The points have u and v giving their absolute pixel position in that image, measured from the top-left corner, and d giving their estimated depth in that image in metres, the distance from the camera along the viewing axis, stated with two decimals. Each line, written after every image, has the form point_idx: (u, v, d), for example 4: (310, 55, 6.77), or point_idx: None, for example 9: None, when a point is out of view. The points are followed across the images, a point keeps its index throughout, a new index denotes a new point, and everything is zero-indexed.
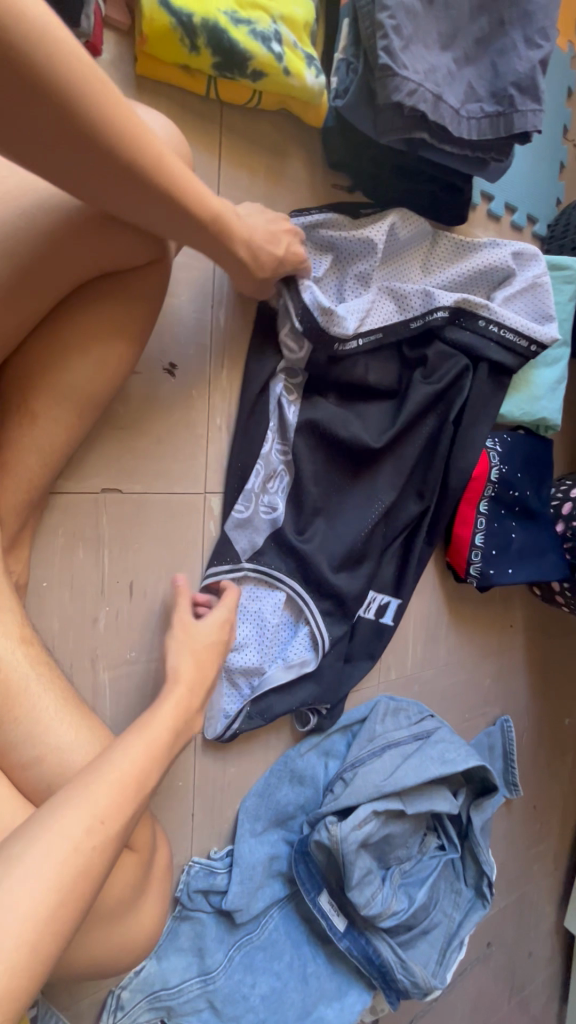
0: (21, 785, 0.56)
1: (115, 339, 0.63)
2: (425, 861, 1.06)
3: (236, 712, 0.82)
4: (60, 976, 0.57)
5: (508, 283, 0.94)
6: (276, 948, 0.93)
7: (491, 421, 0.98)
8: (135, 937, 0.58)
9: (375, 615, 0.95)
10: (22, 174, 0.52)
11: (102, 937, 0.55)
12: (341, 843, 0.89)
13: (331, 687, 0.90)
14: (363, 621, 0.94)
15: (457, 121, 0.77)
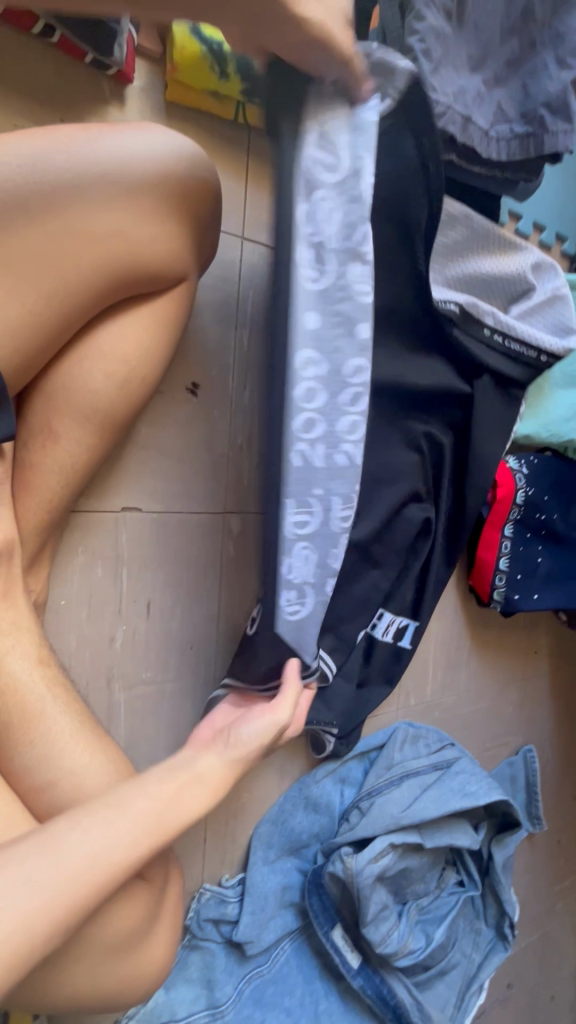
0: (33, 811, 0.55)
1: (138, 359, 0.63)
2: (444, 898, 1.02)
3: None
4: (65, 1013, 0.55)
5: (526, 297, 0.90)
6: (287, 982, 0.90)
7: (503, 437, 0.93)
8: (142, 975, 0.57)
9: (394, 637, 0.92)
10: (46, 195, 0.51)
11: (108, 971, 0.54)
12: (356, 877, 0.86)
13: (344, 710, 0.88)
14: (381, 643, 0.91)
15: (486, 142, 0.76)
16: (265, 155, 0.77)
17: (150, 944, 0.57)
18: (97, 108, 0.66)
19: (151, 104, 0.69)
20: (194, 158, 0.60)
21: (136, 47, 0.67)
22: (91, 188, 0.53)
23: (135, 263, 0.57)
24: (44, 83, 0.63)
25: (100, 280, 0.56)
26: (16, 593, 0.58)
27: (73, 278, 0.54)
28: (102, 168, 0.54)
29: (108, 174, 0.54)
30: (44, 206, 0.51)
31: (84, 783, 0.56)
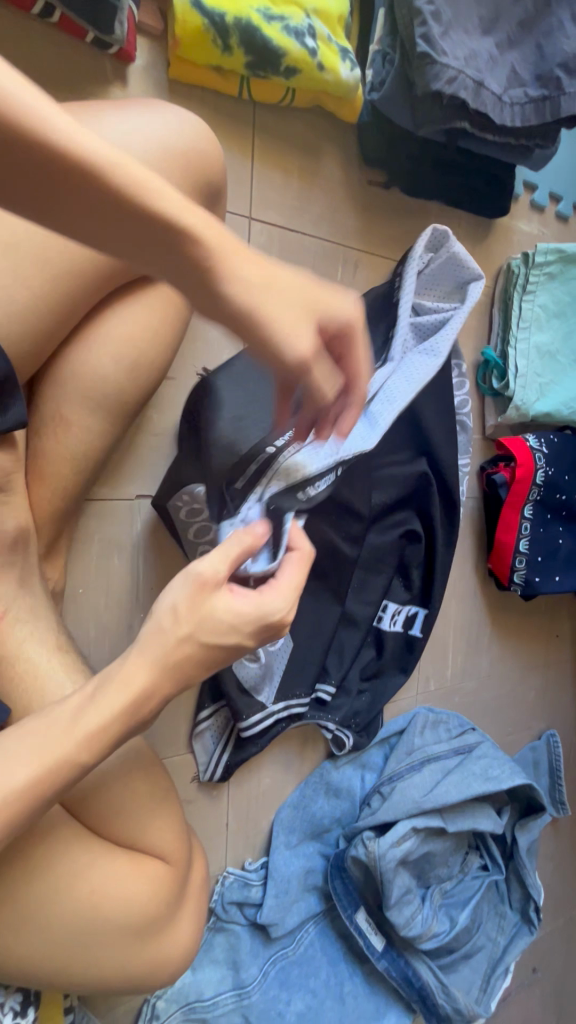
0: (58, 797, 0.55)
1: (146, 341, 0.62)
2: (467, 882, 1.01)
3: (214, 760, 0.81)
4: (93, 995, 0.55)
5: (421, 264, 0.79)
6: (312, 964, 0.91)
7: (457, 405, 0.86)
8: (169, 955, 0.57)
9: (403, 627, 0.88)
10: None
11: (136, 953, 0.55)
12: (379, 861, 0.87)
13: (364, 707, 0.87)
14: (391, 634, 0.88)
15: (499, 108, 0.73)
16: (269, 133, 0.75)
17: (175, 925, 0.57)
18: (98, 88, 0.65)
19: (153, 84, 0.68)
20: (195, 132, 0.58)
21: (136, 23, 0.65)
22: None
23: None
24: (45, 65, 0.62)
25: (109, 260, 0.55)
26: (33, 580, 0.58)
27: (83, 261, 0.53)
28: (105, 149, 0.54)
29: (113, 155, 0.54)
30: None
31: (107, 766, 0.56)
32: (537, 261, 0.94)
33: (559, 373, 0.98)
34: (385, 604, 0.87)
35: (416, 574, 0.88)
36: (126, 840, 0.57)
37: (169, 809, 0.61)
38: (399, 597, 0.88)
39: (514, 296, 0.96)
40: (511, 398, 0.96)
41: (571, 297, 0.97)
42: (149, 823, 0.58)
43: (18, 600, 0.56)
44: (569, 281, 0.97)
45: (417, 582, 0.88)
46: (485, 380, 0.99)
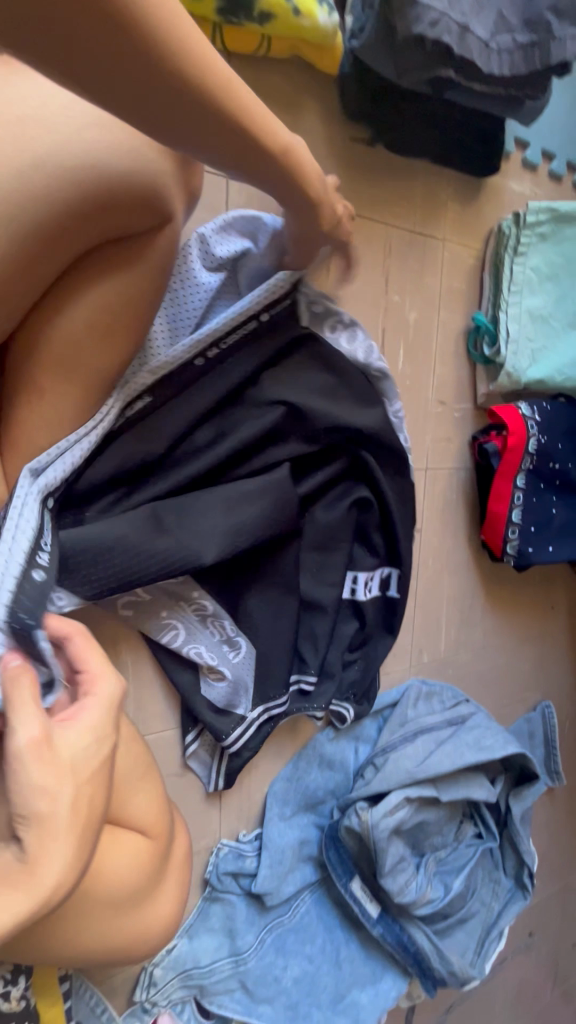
0: None
1: (121, 307, 0.60)
2: (462, 850, 1.02)
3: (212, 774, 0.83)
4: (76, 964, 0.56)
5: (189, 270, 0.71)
6: (308, 931, 0.92)
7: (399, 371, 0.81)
8: (151, 925, 0.57)
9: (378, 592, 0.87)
10: (12, 135, 0.49)
11: (122, 920, 0.55)
12: (372, 830, 0.87)
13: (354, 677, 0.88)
14: (367, 603, 0.86)
15: (486, 55, 0.70)
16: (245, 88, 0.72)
17: (157, 894, 0.58)
18: None
19: None
20: None
21: None
22: (60, 122, 0.51)
23: (111, 208, 0.54)
24: None
25: (81, 218, 0.53)
26: None
27: (51, 216, 0.51)
28: (70, 100, 0.52)
29: (79, 107, 0.52)
30: (13, 144, 0.49)
31: None
32: (528, 221, 0.91)
33: (552, 338, 0.95)
34: (354, 575, 0.85)
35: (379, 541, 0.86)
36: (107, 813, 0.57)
37: (150, 784, 0.61)
38: (367, 565, 0.86)
39: (506, 259, 0.93)
40: (502, 365, 0.93)
41: (564, 259, 0.94)
42: (131, 798, 0.58)
43: None
44: (561, 242, 0.94)
45: (381, 547, 0.86)
46: (476, 347, 0.97)
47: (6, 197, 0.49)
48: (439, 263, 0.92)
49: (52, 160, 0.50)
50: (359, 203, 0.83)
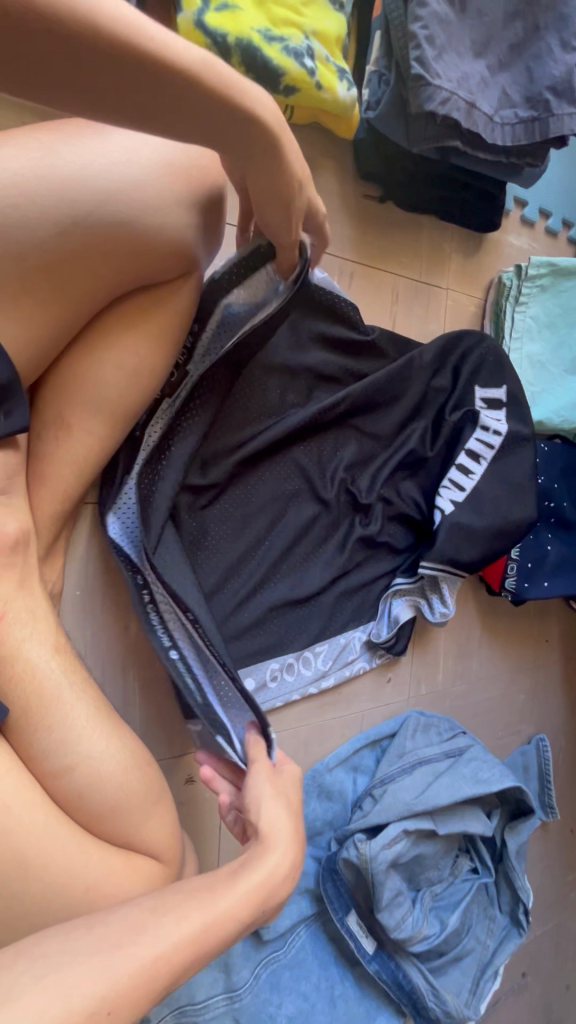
0: (54, 796, 0.56)
1: (147, 348, 0.63)
2: (457, 884, 1.02)
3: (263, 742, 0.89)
4: None
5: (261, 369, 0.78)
6: (303, 967, 0.92)
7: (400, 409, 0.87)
8: None
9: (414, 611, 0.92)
10: (52, 183, 0.51)
11: None
12: (370, 862, 0.87)
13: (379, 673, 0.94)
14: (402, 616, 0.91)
15: (490, 128, 0.76)
16: None
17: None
18: None
19: None
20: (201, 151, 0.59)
21: None
22: (99, 181, 0.53)
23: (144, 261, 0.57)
24: None
25: (113, 268, 0.56)
26: (32, 581, 0.59)
27: (84, 271, 0.54)
28: (107, 160, 0.54)
29: (117, 169, 0.54)
30: (56, 200, 0.51)
31: (103, 765, 0.58)
32: (529, 274, 0.97)
33: (551, 383, 0.98)
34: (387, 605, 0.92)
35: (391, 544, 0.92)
36: (122, 840, 0.59)
37: (164, 809, 0.62)
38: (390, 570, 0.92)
39: (507, 308, 0.98)
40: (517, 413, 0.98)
41: (561, 309, 0.99)
42: (145, 823, 0.60)
43: (18, 600, 0.57)
44: (560, 293, 0.99)
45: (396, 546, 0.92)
46: None
47: (51, 246, 0.51)
48: (442, 310, 0.96)
49: (94, 211, 0.52)
50: (368, 253, 0.88)
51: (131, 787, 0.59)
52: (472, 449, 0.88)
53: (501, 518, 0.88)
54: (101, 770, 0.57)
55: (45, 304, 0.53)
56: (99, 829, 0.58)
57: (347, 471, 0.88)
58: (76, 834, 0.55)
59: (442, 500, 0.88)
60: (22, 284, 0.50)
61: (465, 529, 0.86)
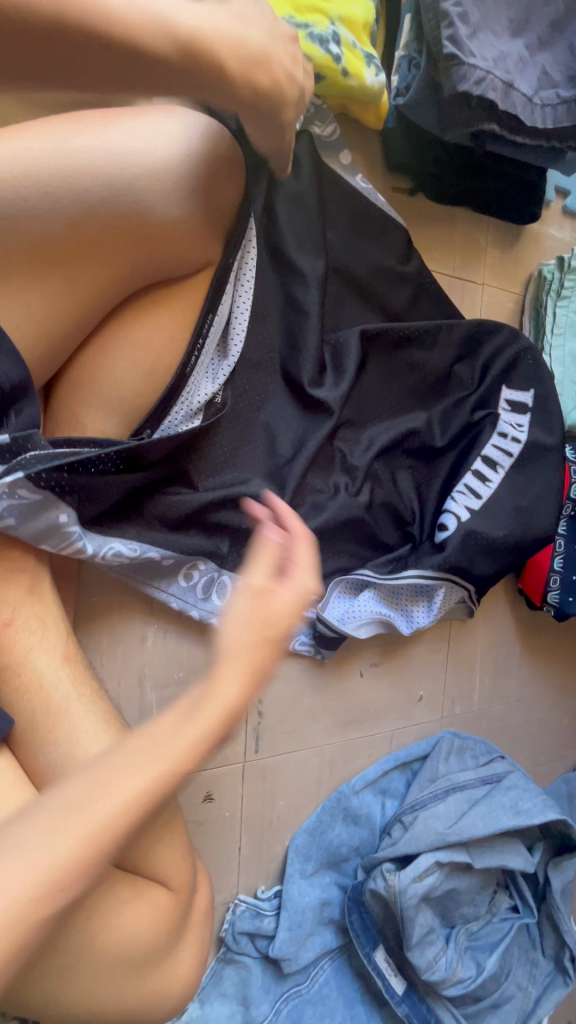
0: None
1: (162, 347, 0.60)
2: (495, 923, 0.95)
3: None
4: None
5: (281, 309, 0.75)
6: (327, 1005, 0.86)
7: (421, 374, 0.82)
8: (169, 985, 0.55)
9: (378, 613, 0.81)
10: (65, 177, 0.49)
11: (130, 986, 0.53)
12: (399, 896, 0.82)
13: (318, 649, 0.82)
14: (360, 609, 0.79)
15: (530, 109, 0.71)
16: None
17: (180, 958, 0.56)
18: None
19: None
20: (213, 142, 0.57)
21: None
22: (113, 173, 0.51)
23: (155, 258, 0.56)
24: None
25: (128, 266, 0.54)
26: (43, 589, 0.58)
27: (96, 270, 0.52)
28: (122, 151, 0.53)
29: (127, 161, 0.52)
30: (67, 193, 0.49)
31: None
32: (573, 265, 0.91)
33: None
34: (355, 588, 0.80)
35: (383, 501, 0.81)
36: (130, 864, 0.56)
37: (176, 834, 0.59)
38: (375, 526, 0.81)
39: (548, 302, 0.92)
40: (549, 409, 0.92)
41: None
42: (154, 846, 0.57)
43: (27, 607, 0.56)
44: None
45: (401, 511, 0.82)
46: None
47: (59, 240, 0.49)
48: (477, 308, 0.92)
49: (104, 202, 0.51)
50: None
51: None
52: (488, 457, 0.82)
53: (517, 531, 0.81)
54: None
55: (56, 301, 0.51)
56: None
57: (347, 424, 0.79)
58: None
59: (457, 505, 0.81)
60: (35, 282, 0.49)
61: (480, 540, 0.79)
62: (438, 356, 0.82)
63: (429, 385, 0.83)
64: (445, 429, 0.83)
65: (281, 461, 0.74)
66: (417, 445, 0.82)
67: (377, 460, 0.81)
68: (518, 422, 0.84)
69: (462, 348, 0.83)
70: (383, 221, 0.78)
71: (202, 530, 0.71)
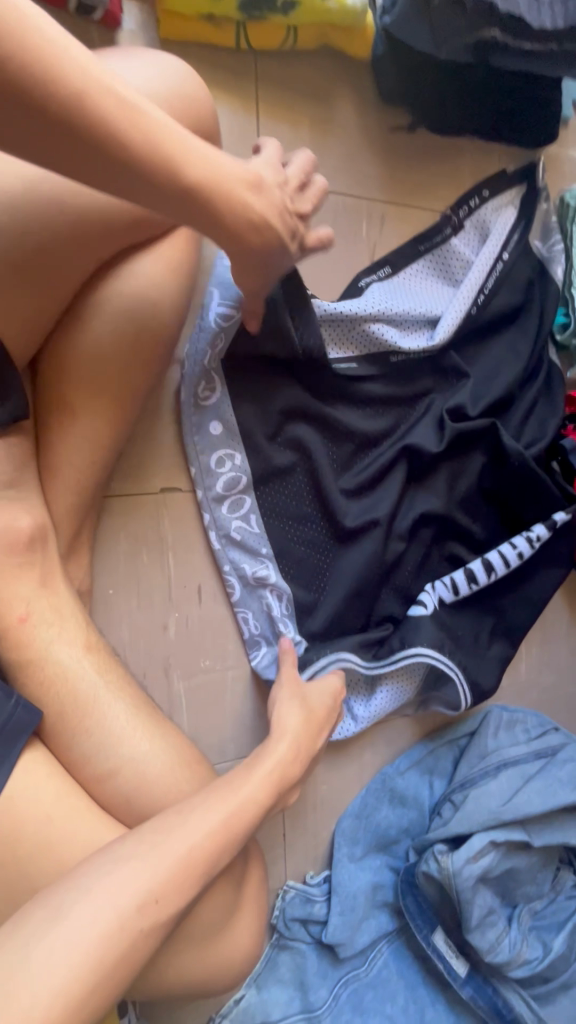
0: (97, 796, 0.55)
1: (151, 316, 0.58)
2: (561, 902, 0.90)
3: (249, 705, 0.77)
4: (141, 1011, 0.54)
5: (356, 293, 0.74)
6: (388, 987, 0.84)
7: (466, 345, 0.81)
8: (222, 962, 0.55)
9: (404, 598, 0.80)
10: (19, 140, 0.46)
11: (178, 971, 0.53)
12: (454, 878, 0.79)
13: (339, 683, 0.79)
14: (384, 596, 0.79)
15: (536, 9, 0.63)
16: (274, 81, 0.69)
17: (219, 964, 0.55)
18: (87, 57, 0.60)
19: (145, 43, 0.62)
20: (178, 84, 0.53)
21: None
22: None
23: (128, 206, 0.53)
24: None
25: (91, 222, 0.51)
26: (55, 580, 0.56)
27: (62, 232, 0.50)
28: None
29: None
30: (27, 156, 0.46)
31: (148, 768, 0.55)
32: None
33: None
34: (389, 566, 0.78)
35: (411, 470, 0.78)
36: None
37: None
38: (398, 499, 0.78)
39: (574, 231, 0.85)
40: None
41: None
42: None
43: (42, 600, 0.55)
44: None
45: (436, 483, 0.80)
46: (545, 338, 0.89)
47: None
48: None
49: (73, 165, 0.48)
50: (400, 190, 0.79)
51: (179, 789, 0.56)
52: (531, 439, 0.83)
53: None
54: (145, 773, 0.55)
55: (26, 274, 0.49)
56: None
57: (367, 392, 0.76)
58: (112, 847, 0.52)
59: (487, 480, 0.83)
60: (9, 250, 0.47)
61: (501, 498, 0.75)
62: (499, 290, 0.80)
63: (494, 323, 0.81)
64: (488, 391, 0.80)
65: (302, 438, 0.73)
66: (452, 412, 0.78)
67: (397, 429, 0.78)
68: (556, 411, 0.85)
69: (525, 283, 0.82)
70: (414, 211, 0.80)
71: (219, 506, 0.72)
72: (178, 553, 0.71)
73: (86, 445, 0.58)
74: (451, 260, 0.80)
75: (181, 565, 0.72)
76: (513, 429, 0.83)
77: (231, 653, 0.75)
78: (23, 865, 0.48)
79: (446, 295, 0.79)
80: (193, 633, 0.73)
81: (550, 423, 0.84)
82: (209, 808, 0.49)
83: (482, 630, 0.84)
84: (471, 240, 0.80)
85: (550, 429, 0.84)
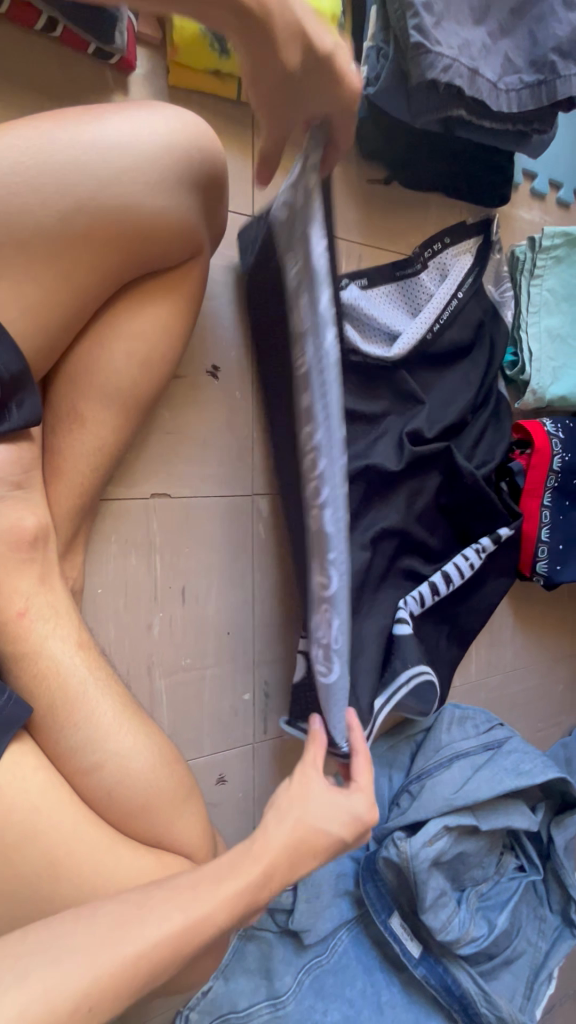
0: (82, 793, 0.56)
1: (155, 338, 0.63)
2: (504, 883, 0.98)
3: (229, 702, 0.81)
4: None
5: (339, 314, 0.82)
6: (347, 972, 0.88)
7: (425, 370, 0.90)
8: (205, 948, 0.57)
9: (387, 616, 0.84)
10: (51, 177, 0.50)
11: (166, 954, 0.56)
12: (411, 860, 0.85)
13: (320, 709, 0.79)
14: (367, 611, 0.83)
15: (495, 95, 0.74)
16: None
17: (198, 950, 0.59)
18: (102, 95, 0.68)
19: (153, 90, 0.70)
20: (195, 134, 0.58)
21: (135, 34, 0.68)
22: (111, 177, 0.52)
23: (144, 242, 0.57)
24: (50, 79, 0.66)
25: (108, 253, 0.55)
26: (52, 577, 0.59)
27: (85, 262, 0.53)
28: (106, 144, 0.53)
29: (109, 137, 0.53)
30: (57, 187, 0.50)
31: (131, 762, 0.57)
32: (543, 245, 0.96)
33: (568, 355, 0.99)
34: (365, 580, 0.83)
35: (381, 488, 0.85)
36: (153, 838, 0.57)
37: (194, 807, 0.61)
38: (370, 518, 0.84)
39: (523, 281, 0.97)
40: (527, 384, 0.97)
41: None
42: (178, 819, 0.58)
43: (40, 596, 0.57)
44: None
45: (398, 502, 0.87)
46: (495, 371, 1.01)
47: (46, 231, 0.50)
48: None
49: (95, 196, 0.52)
50: (375, 234, 0.88)
51: (161, 786, 0.58)
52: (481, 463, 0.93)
53: None
54: (129, 768, 0.56)
55: (42, 305, 0.53)
56: (131, 826, 0.57)
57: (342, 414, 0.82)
58: (107, 834, 0.54)
59: (447, 497, 0.92)
60: (33, 276, 0.51)
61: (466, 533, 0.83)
62: (452, 324, 0.90)
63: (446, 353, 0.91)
64: (442, 414, 0.90)
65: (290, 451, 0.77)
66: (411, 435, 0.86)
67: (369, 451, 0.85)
68: (499, 437, 0.96)
69: (476, 320, 0.92)
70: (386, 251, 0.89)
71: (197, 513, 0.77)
72: (165, 557, 0.75)
73: (90, 450, 0.63)
74: (415, 292, 0.89)
75: (167, 569, 0.76)
76: (466, 450, 0.92)
77: (212, 653, 0.79)
78: (15, 856, 0.49)
79: (406, 323, 0.87)
80: (177, 633, 0.77)
81: (499, 447, 0.95)
82: (184, 901, 0.48)
83: (439, 634, 0.93)
84: (432, 275, 0.89)
85: (498, 451, 0.95)
